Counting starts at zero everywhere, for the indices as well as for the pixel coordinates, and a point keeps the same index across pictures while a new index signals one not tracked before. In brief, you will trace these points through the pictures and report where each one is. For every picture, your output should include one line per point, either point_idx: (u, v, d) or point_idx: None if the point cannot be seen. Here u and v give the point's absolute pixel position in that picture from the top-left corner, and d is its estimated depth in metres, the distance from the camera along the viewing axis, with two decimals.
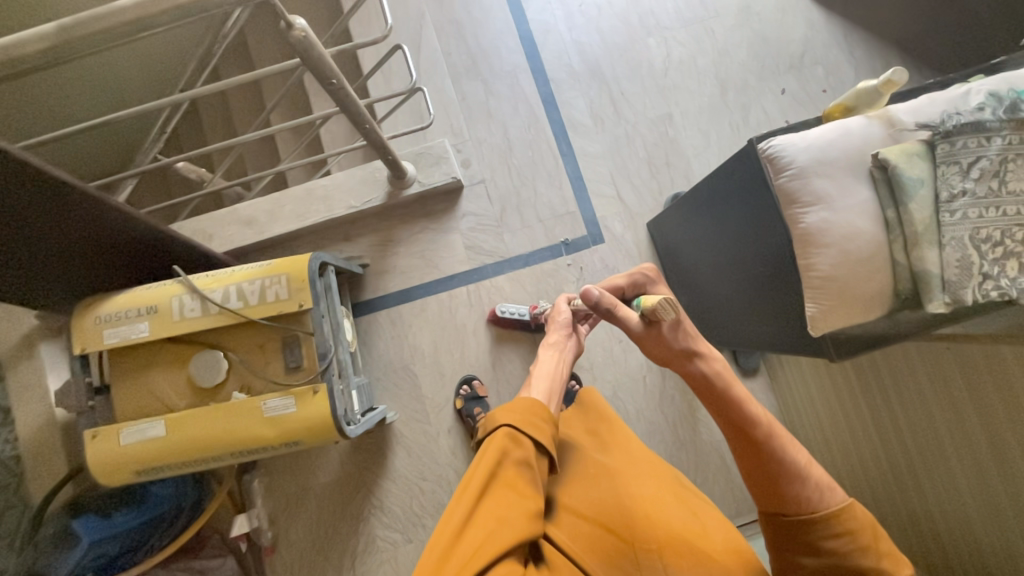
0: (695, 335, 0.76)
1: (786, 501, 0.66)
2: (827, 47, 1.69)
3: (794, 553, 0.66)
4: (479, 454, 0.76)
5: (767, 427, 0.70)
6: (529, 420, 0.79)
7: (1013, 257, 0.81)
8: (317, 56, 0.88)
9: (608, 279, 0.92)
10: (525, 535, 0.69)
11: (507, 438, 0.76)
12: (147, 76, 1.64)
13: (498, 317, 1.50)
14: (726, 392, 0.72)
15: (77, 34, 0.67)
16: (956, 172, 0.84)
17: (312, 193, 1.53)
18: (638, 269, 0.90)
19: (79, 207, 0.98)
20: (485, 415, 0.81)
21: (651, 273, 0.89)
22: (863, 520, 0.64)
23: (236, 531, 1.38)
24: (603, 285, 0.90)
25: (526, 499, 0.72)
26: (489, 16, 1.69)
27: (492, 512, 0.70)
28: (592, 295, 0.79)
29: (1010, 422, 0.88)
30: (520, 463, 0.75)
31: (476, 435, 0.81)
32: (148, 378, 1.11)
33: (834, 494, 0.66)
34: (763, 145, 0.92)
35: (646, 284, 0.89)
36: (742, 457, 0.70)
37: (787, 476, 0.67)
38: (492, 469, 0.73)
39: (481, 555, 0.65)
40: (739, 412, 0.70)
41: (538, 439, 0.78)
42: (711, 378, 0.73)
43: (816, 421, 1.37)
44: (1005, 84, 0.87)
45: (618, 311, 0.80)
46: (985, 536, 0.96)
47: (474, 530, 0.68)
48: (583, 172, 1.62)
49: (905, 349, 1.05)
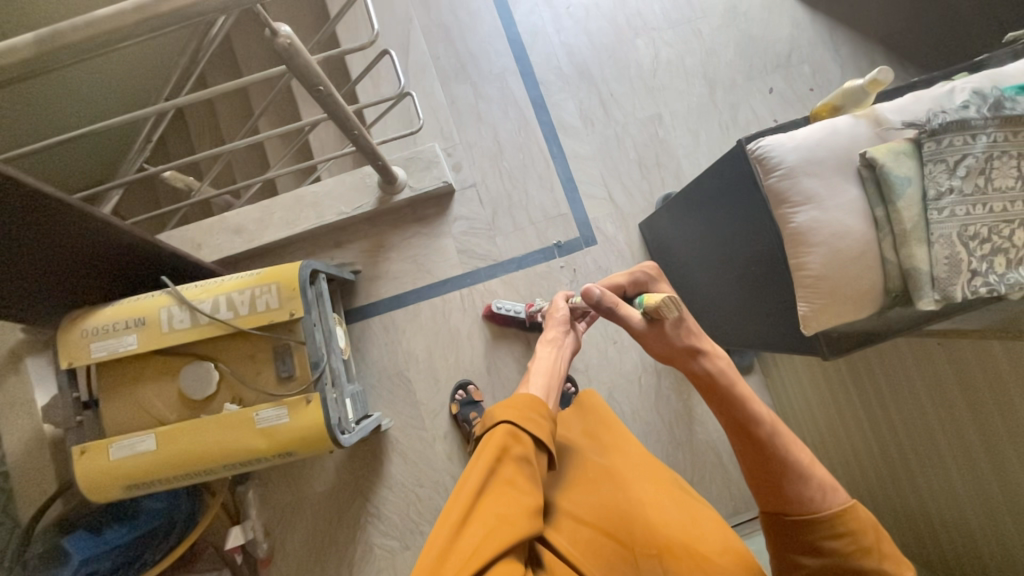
0: (699, 333, 0.76)
1: (788, 501, 0.66)
2: (814, 46, 1.70)
3: (795, 554, 0.66)
4: (479, 450, 0.75)
5: (770, 425, 0.70)
6: (529, 416, 0.78)
7: (999, 254, 0.84)
8: (303, 63, 0.87)
9: (608, 277, 0.91)
10: (525, 531, 0.68)
11: (507, 434, 0.75)
12: (130, 85, 1.62)
13: (494, 313, 1.50)
14: (730, 390, 0.72)
15: (57, 44, 0.66)
16: (943, 170, 0.84)
17: (301, 200, 1.51)
18: (639, 267, 0.90)
19: (63, 219, 0.97)
20: (484, 412, 0.80)
21: (652, 272, 0.89)
22: (865, 521, 0.64)
23: (231, 543, 1.35)
24: (603, 284, 0.90)
25: (526, 496, 0.72)
26: (477, 19, 1.69)
27: (492, 509, 0.69)
28: (594, 294, 0.79)
29: (1002, 415, 0.89)
30: (520, 459, 0.74)
31: (475, 432, 0.80)
32: (137, 392, 1.09)
33: (837, 495, 0.66)
34: (752, 145, 0.92)
35: (647, 283, 0.89)
36: (745, 456, 0.70)
37: (789, 476, 0.67)
38: (492, 465, 0.73)
39: (481, 553, 0.65)
40: (743, 411, 0.70)
41: (537, 435, 0.77)
42: (715, 376, 0.73)
43: (812, 419, 1.38)
44: (988, 82, 0.88)
45: (619, 309, 0.80)
46: (981, 531, 0.97)
47: (474, 528, 0.68)
48: (573, 174, 1.62)
49: (897, 345, 1.05)
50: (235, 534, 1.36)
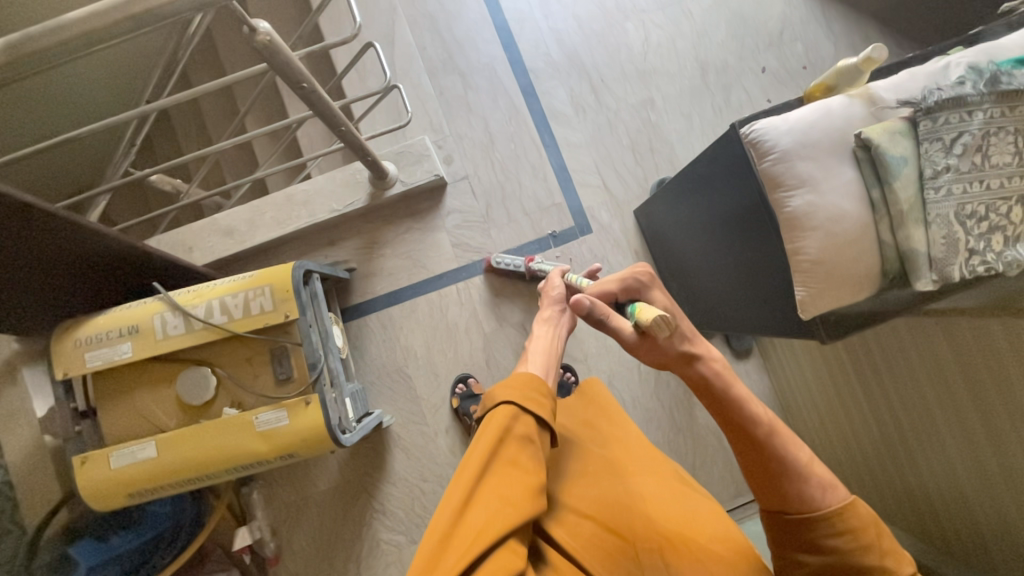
0: (693, 335, 0.75)
1: (787, 500, 0.66)
2: (806, 23, 1.67)
3: (795, 553, 0.67)
4: (479, 432, 0.75)
5: (768, 424, 0.69)
6: (529, 395, 0.77)
7: (998, 232, 0.83)
8: (284, 61, 0.85)
9: (599, 282, 0.87)
10: (528, 512, 0.68)
11: (507, 414, 0.75)
12: (110, 86, 1.60)
13: (494, 267, 1.50)
14: (726, 393, 0.71)
15: (27, 50, 0.64)
16: (939, 149, 0.84)
17: (292, 199, 1.50)
18: (631, 272, 0.85)
19: (46, 229, 0.95)
20: (484, 393, 0.80)
21: (645, 278, 0.84)
22: (865, 518, 0.65)
23: (240, 543, 1.37)
24: (593, 292, 0.86)
25: (528, 475, 0.71)
26: (462, 7, 1.66)
27: (494, 491, 0.69)
28: (584, 305, 0.77)
29: (1002, 400, 0.89)
30: (522, 439, 0.74)
31: (476, 413, 0.80)
32: (135, 400, 1.09)
33: (837, 492, 0.66)
34: (746, 129, 0.91)
35: (639, 290, 0.84)
36: (742, 456, 0.70)
37: (788, 475, 0.67)
38: (494, 446, 0.72)
39: (483, 537, 0.64)
40: (740, 413, 0.70)
41: (538, 414, 0.77)
42: (711, 381, 0.72)
43: (812, 401, 1.38)
44: (984, 56, 0.87)
45: (611, 320, 0.78)
46: (982, 512, 0.97)
47: (476, 511, 0.67)
48: (567, 162, 1.61)
49: (894, 326, 1.05)
50: (241, 533, 1.37)
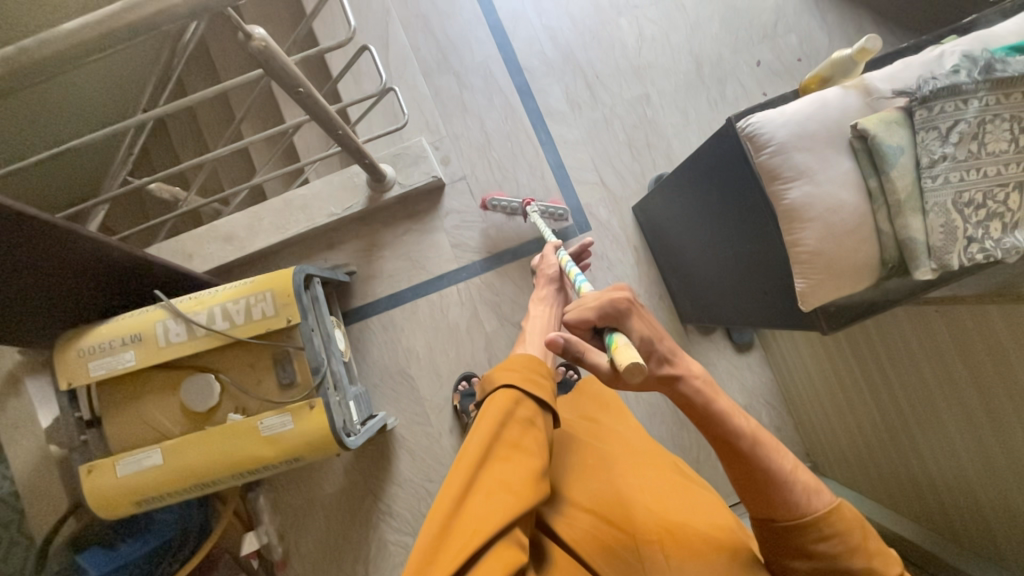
0: (672, 353, 0.69)
1: (775, 509, 0.66)
2: (800, 15, 1.67)
3: (786, 558, 0.68)
4: (480, 416, 0.74)
5: (752, 437, 0.67)
6: (530, 377, 0.78)
7: (995, 219, 0.83)
8: (279, 66, 0.85)
9: (577, 305, 0.72)
10: (531, 499, 0.68)
11: (508, 397, 0.75)
12: (106, 96, 1.60)
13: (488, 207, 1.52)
14: (707, 410, 0.67)
15: (25, 61, 0.63)
16: (935, 137, 0.84)
17: (290, 204, 1.50)
18: (608, 295, 0.71)
19: (48, 241, 0.96)
20: (484, 377, 0.80)
21: (623, 304, 0.70)
22: (851, 520, 0.65)
23: (248, 549, 1.37)
24: (568, 317, 0.72)
25: (530, 460, 0.71)
26: (455, 8, 1.66)
27: (495, 478, 0.68)
28: (557, 343, 0.68)
29: (1003, 384, 0.89)
30: (525, 421, 0.75)
31: (476, 399, 0.80)
32: (139, 407, 1.09)
33: (822, 497, 0.67)
34: (742, 123, 0.91)
35: (619, 317, 0.70)
36: (730, 467, 0.69)
37: (774, 484, 0.66)
38: (494, 430, 0.72)
39: (483, 529, 0.63)
40: (723, 427, 0.67)
41: (539, 395, 0.77)
42: (694, 400, 0.68)
43: (813, 391, 1.39)
44: (978, 45, 0.87)
45: (587, 356, 0.69)
46: (984, 492, 0.98)
47: (477, 497, 0.66)
48: (563, 159, 1.61)
49: (894, 314, 1.06)
50: (248, 539, 1.37)
